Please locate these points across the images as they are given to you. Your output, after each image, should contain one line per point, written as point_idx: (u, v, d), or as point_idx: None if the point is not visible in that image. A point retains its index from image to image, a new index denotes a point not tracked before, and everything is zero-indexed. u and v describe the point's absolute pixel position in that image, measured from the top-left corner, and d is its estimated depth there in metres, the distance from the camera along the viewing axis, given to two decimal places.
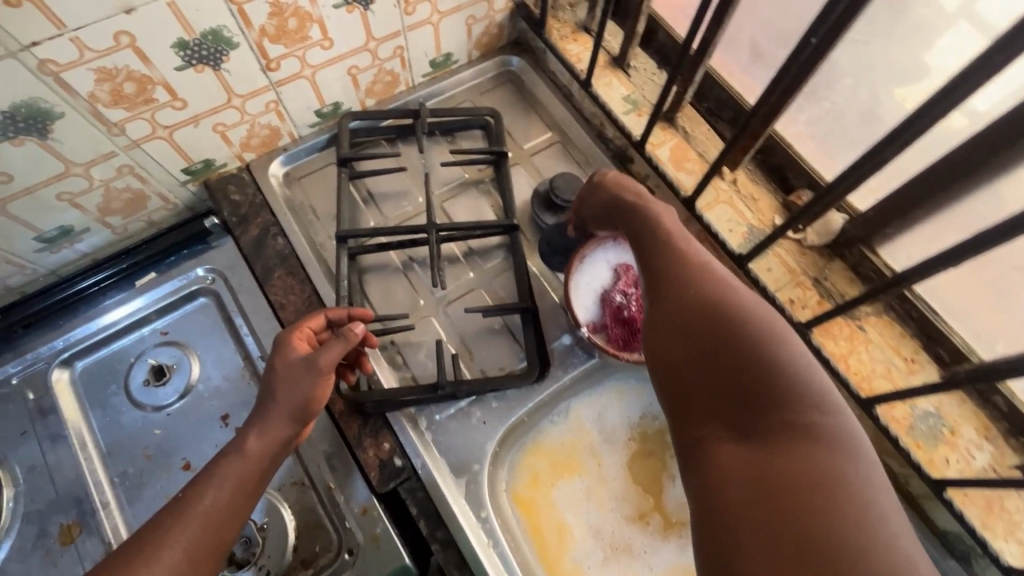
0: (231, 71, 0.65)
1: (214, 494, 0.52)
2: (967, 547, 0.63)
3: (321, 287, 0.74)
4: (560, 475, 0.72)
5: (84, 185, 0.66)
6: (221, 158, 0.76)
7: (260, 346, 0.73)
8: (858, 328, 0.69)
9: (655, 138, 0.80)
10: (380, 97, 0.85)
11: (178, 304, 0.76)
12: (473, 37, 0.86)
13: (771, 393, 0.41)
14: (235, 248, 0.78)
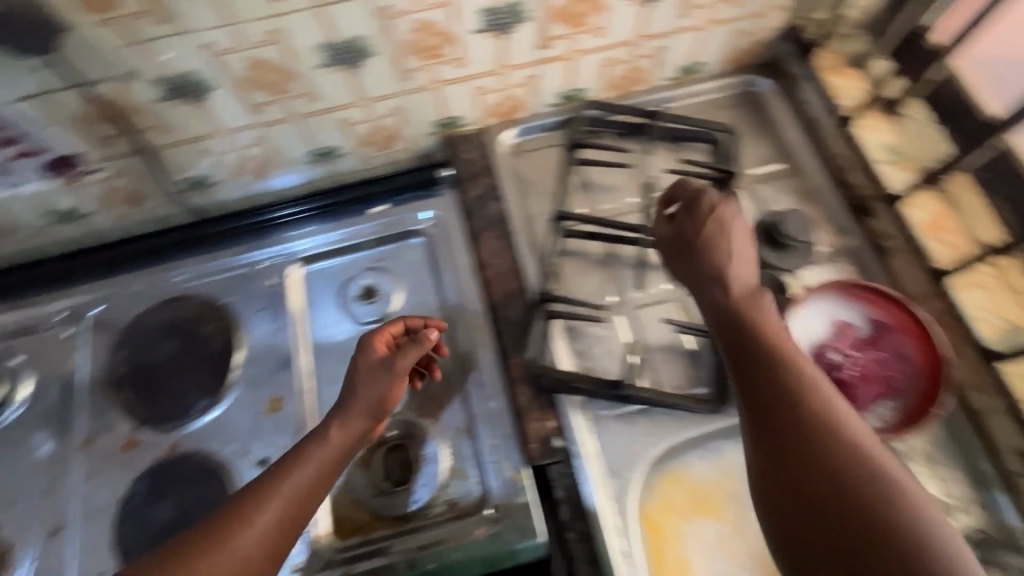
0: (511, 41, 0.79)
1: (308, 470, 0.65)
2: None
3: (527, 255, 0.86)
4: (697, 512, 0.73)
5: (294, 146, 0.87)
6: (466, 117, 0.90)
7: (451, 292, 0.88)
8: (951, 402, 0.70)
9: (915, 195, 0.80)
10: (611, 92, 0.94)
11: (393, 238, 0.93)
12: (614, 78, 0.91)
13: (849, 496, 0.46)
14: (454, 202, 0.93)
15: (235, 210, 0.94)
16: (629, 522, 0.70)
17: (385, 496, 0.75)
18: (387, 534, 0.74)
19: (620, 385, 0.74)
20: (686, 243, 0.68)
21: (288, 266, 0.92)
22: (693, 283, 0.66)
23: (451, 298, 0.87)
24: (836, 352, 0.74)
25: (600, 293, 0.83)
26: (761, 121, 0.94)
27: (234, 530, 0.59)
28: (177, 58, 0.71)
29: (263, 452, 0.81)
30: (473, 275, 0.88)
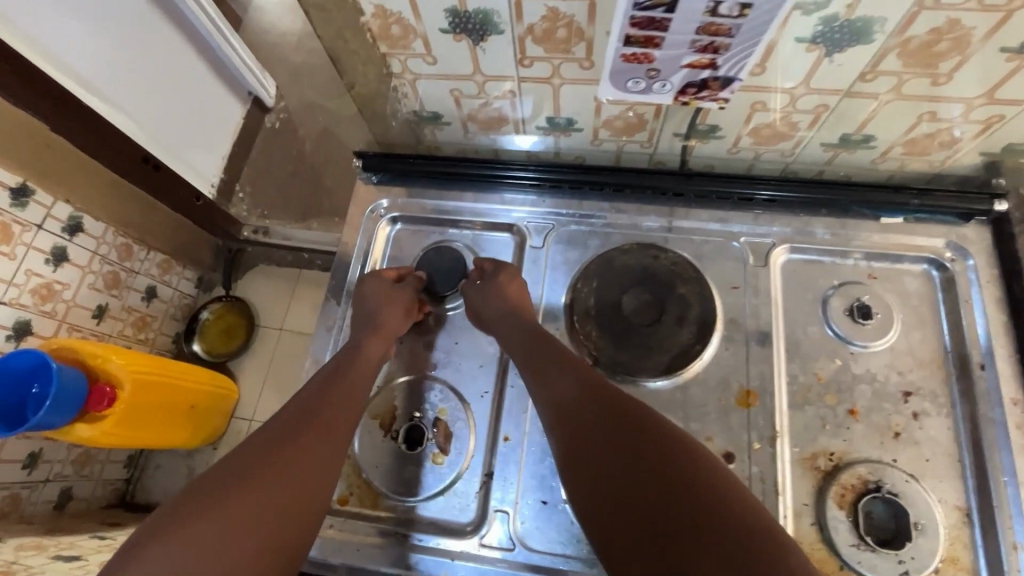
0: (830, 64, 0.58)
1: (342, 401, 0.63)
2: None
3: (833, 340, 0.67)
4: None
5: (474, 92, 0.72)
6: (725, 133, 0.72)
7: (791, 338, 0.68)
8: None
9: None
10: (911, 154, 0.70)
11: (704, 214, 0.76)
12: (913, 132, 0.66)
13: (663, 461, 0.51)
14: (841, 208, 0.73)
15: (510, 180, 0.80)
16: None
17: None
18: None
19: None
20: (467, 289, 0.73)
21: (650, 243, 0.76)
22: (530, 349, 0.66)
23: (831, 354, 0.67)
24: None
25: None
26: None
27: (275, 459, 0.55)
28: None
29: (541, 492, 0.65)
30: (784, 327, 0.68)
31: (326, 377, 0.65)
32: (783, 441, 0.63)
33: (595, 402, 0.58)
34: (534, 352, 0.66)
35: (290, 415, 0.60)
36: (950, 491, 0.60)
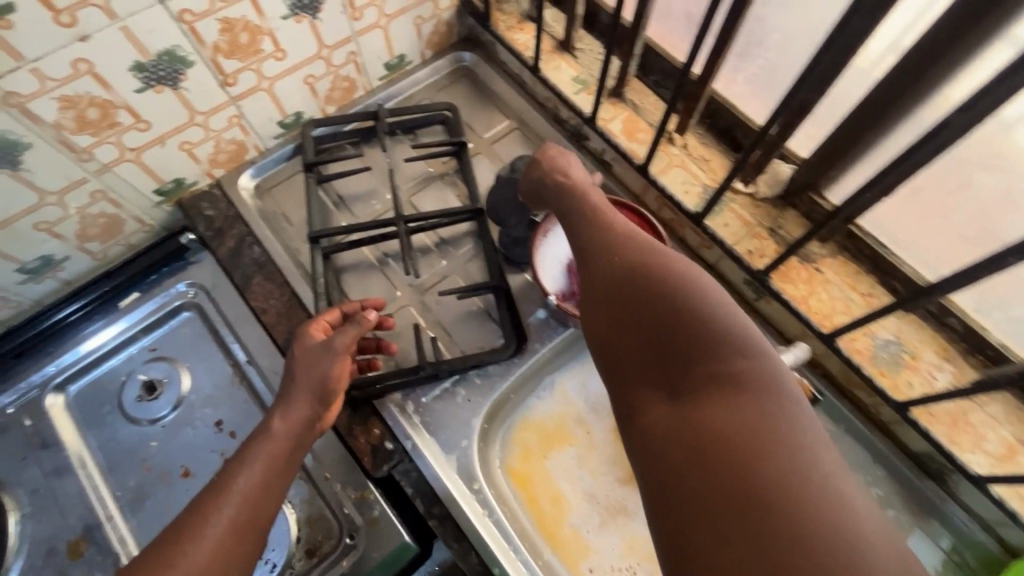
0: (322, 21, 0.74)
1: (246, 476, 0.55)
2: (939, 465, 0.65)
3: (298, 288, 0.75)
4: (551, 446, 0.81)
5: (200, 135, 0.75)
6: (192, 176, 0.79)
7: (247, 351, 0.74)
8: (816, 270, 0.71)
9: (606, 113, 0.82)
10: (340, 104, 0.88)
11: (164, 321, 0.77)
12: (320, 94, 0.83)
13: (656, 283, 0.48)
14: (213, 262, 0.79)
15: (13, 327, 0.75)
16: (483, 489, 0.67)
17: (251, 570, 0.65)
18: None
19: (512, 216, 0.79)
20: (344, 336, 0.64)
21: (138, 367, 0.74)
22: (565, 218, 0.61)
23: (257, 360, 0.74)
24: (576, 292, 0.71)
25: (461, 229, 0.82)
26: (480, 97, 0.93)
27: (187, 535, 0.51)
28: (100, 57, 0.59)
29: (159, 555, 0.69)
30: (266, 337, 0.74)
31: (569, 193, 0.62)
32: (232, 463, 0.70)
33: (594, 273, 0.53)
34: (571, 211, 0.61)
35: (579, 225, 0.58)
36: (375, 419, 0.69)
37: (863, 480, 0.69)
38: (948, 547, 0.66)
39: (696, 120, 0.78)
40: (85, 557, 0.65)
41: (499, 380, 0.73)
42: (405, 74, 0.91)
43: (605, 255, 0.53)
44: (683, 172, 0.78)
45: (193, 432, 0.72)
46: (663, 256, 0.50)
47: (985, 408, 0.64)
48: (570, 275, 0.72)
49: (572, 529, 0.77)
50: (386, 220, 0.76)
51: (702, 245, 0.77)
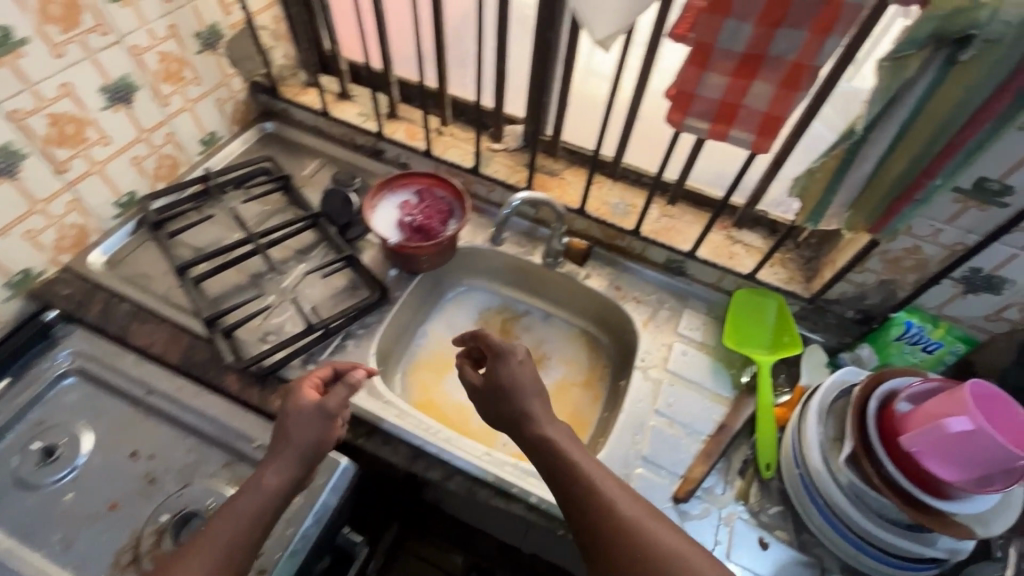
0: (137, 108, 0.91)
1: (230, 523, 0.63)
2: (677, 261, 0.99)
3: (175, 317, 0.86)
4: (441, 373, 1.00)
5: (42, 222, 0.84)
6: (38, 265, 0.86)
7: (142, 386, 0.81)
8: (561, 178, 1.05)
9: (390, 129, 1.11)
10: (168, 180, 1.03)
11: (45, 394, 0.80)
12: (148, 172, 0.98)
13: (620, 533, 0.60)
14: (83, 330, 0.85)
15: None
16: (393, 399, 0.83)
17: None
18: None
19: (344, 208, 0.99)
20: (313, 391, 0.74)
21: (30, 441, 0.76)
22: (507, 412, 0.74)
23: (156, 388, 0.81)
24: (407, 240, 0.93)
25: (307, 238, 1.00)
26: (290, 149, 1.16)
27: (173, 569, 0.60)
28: None
29: None
30: (159, 367, 0.82)
31: (542, 445, 0.69)
32: (159, 478, 0.74)
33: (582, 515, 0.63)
34: (506, 407, 0.73)
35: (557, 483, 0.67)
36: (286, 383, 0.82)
37: (644, 294, 1.00)
38: (706, 311, 0.99)
39: (451, 115, 1.11)
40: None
41: (377, 325, 0.92)
42: (220, 148, 1.10)
43: (592, 496, 0.63)
44: (457, 149, 1.08)
45: (110, 470, 0.75)
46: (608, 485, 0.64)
47: (684, 218, 1.02)
48: (401, 229, 0.94)
49: (480, 423, 0.95)
50: (240, 240, 0.92)
51: (489, 190, 1.07)
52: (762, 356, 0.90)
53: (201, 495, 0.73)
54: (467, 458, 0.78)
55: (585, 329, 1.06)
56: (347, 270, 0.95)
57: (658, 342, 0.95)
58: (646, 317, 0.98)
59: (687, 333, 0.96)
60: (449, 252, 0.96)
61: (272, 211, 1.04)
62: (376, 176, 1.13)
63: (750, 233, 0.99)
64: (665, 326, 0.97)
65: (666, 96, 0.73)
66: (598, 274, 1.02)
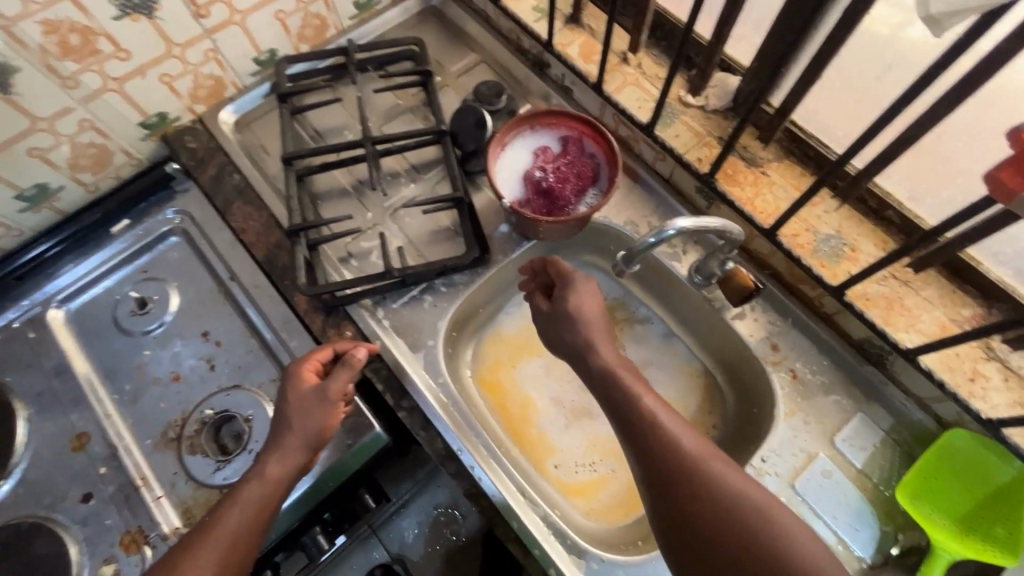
0: None
1: (233, 515, 0.58)
2: (878, 349, 0.68)
3: (273, 208, 0.81)
4: (520, 357, 0.84)
5: (178, 68, 0.80)
6: (174, 110, 0.84)
7: (229, 269, 0.80)
8: (762, 173, 0.74)
9: (564, 39, 0.86)
10: (313, 43, 0.92)
11: (153, 246, 0.83)
12: (292, 31, 0.88)
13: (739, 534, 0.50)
14: (197, 192, 0.85)
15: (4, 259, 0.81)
16: (448, 383, 0.73)
17: (227, 464, 0.70)
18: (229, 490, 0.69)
19: (475, 134, 0.81)
20: (309, 373, 0.66)
21: (132, 286, 0.81)
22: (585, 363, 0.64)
23: (239, 277, 0.79)
24: (527, 202, 0.75)
25: (427, 154, 0.86)
26: (448, 32, 0.97)
27: (180, 565, 0.55)
28: None
29: None
30: (247, 255, 0.80)
31: (605, 381, 0.62)
32: (217, 368, 0.76)
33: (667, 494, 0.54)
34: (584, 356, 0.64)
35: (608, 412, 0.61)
36: (352, 321, 0.76)
37: (809, 369, 0.72)
38: (888, 428, 0.70)
39: (647, 40, 0.81)
40: (87, 450, 0.72)
41: (463, 288, 0.78)
42: (375, 15, 0.95)
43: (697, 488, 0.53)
44: (635, 91, 0.81)
45: (182, 342, 0.77)
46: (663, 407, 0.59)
47: (920, 292, 0.68)
48: (525, 184, 0.76)
49: (540, 431, 0.80)
50: (354, 142, 0.80)
51: (656, 158, 0.80)
52: (940, 532, 0.62)
53: (243, 402, 0.74)
54: (502, 491, 0.67)
55: (711, 371, 0.81)
56: (454, 211, 0.81)
57: (796, 442, 0.69)
58: (796, 403, 0.71)
59: (845, 448, 0.69)
60: (575, 231, 0.76)
61: (404, 109, 0.91)
62: (531, 97, 0.91)
63: (1020, 354, 0.64)
64: (817, 425, 0.70)
65: (1009, 138, 0.41)
66: (756, 319, 0.75)
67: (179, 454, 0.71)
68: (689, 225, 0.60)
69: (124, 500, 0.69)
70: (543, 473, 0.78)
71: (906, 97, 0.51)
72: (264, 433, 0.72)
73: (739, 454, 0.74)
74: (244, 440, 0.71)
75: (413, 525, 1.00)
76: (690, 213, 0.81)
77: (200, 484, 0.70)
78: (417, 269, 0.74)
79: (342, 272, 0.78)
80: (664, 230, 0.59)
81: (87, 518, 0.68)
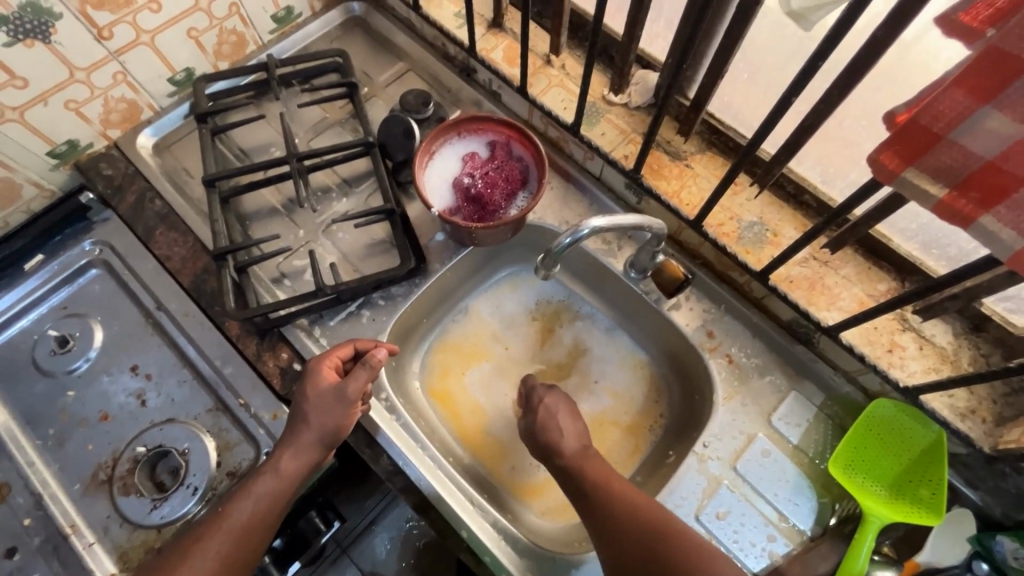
0: None
1: (246, 506, 0.60)
2: (805, 329, 0.71)
3: (199, 232, 0.78)
4: (468, 362, 0.83)
5: (85, 93, 0.76)
6: (85, 137, 0.81)
7: (155, 299, 0.77)
8: (686, 166, 0.76)
9: (487, 44, 0.86)
10: (232, 59, 0.90)
11: (72, 279, 0.79)
12: (208, 49, 0.85)
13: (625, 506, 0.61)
14: (117, 220, 0.82)
15: None
16: (392, 398, 0.72)
17: (165, 501, 0.68)
18: (168, 529, 0.67)
19: (403, 144, 0.80)
20: (328, 371, 0.66)
21: (50, 324, 0.77)
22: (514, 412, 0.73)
23: (166, 306, 0.76)
24: (456, 211, 0.75)
25: (357, 166, 0.85)
26: (373, 42, 0.96)
27: (192, 549, 0.58)
28: None
29: None
30: (173, 283, 0.77)
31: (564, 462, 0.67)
32: (148, 402, 0.73)
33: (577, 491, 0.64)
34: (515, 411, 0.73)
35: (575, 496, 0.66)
36: (288, 342, 0.74)
37: (744, 353, 0.75)
38: (821, 403, 0.72)
39: (568, 41, 0.82)
40: (9, 502, 0.68)
41: (402, 300, 0.78)
42: (297, 27, 0.94)
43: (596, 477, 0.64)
44: (560, 92, 0.82)
45: (109, 379, 0.74)
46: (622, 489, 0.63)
47: (839, 271, 0.71)
48: (455, 192, 0.76)
49: (492, 434, 0.80)
50: (279, 159, 0.79)
51: (586, 157, 0.81)
52: (872, 499, 0.65)
53: (177, 435, 0.71)
54: (448, 498, 0.67)
55: (655, 361, 0.83)
56: (387, 222, 0.80)
57: (736, 425, 0.71)
58: (734, 388, 0.73)
59: (782, 427, 0.71)
60: (508, 235, 0.76)
61: (332, 121, 0.89)
62: (460, 103, 0.91)
63: (933, 323, 0.68)
64: (756, 407, 0.72)
65: (885, 122, 0.43)
66: (691, 308, 0.77)
67: (113, 492, 0.68)
68: (602, 224, 0.61)
69: (51, 551, 0.66)
70: (496, 477, 0.77)
71: (800, 87, 0.53)
72: (201, 465, 0.69)
73: (683, 442, 0.76)
74: (181, 476, 0.69)
75: (386, 541, 0.99)
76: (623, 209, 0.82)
77: (136, 525, 0.67)
78: (350, 286, 0.73)
79: (275, 292, 0.77)
80: (579, 230, 0.60)
81: (13, 574, 0.65)
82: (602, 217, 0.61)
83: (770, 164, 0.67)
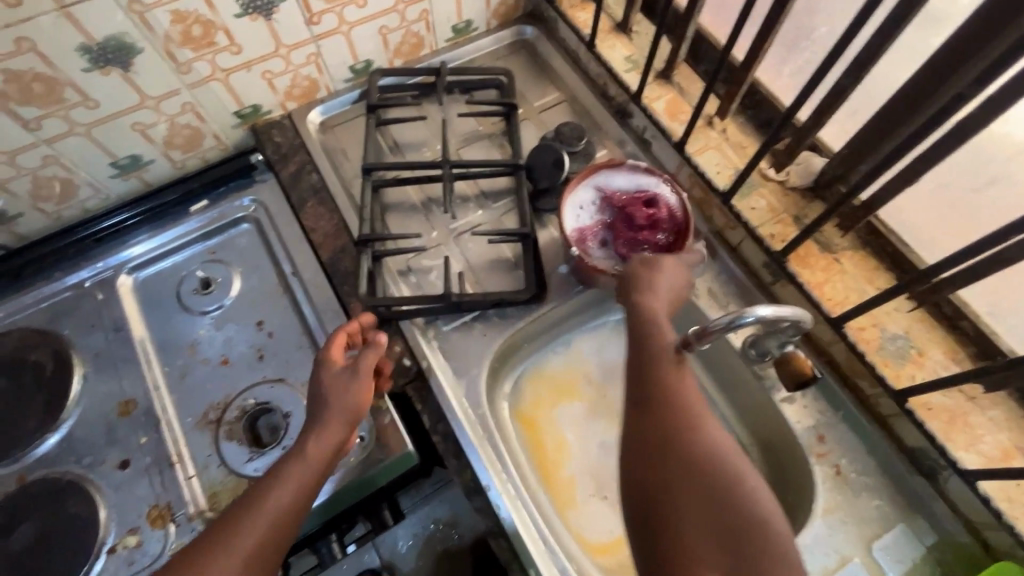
0: None
1: (279, 491, 0.58)
2: (932, 462, 0.66)
3: (346, 214, 0.83)
4: (561, 398, 0.83)
5: (280, 67, 0.83)
6: (268, 105, 0.88)
7: (293, 265, 0.82)
8: (834, 260, 0.73)
9: (652, 93, 0.87)
10: (407, 58, 0.95)
11: (224, 229, 0.86)
12: (391, 46, 0.91)
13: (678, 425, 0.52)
14: (276, 184, 0.89)
15: (84, 220, 0.85)
16: (486, 416, 0.73)
17: (261, 456, 0.71)
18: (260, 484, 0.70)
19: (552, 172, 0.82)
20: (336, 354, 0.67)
21: (199, 265, 0.84)
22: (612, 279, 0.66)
23: (300, 273, 0.81)
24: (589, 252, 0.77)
25: (499, 181, 0.87)
26: (536, 66, 0.99)
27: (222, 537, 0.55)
28: None
29: None
30: (312, 254, 0.82)
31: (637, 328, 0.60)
32: (265, 360, 0.78)
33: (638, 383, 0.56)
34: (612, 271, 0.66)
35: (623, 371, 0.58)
36: (401, 336, 0.77)
37: (854, 468, 0.70)
38: (930, 544, 0.67)
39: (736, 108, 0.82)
40: (131, 417, 0.74)
41: (515, 322, 0.79)
42: (469, 40, 0.98)
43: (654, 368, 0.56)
44: (716, 155, 0.81)
45: (236, 328, 0.79)
46: (691, 411, 0.53)
47: (985, 412, 0.66)
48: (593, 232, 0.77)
49: (569, 475, 0.79)
50: (433, 162, 0.82)
51: (726, 226, 0.80)
52: None
53: (284, 396, 0.75)
54: (523, 534, 0.67)
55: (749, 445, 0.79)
56: (518, 244, 0.82)
57: (832, 541, 0.67)
58: (836, 502, 0.69)
59: (882, 559, 0.66)
60: None
61: (483, 134, 0.92)
62: (607, 141, 0.91)
63: None
64: (857, 529, 0.67)
65: None
66: (805, 406, 0.73)
67: (219, 439, 0.73)
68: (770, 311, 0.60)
69: (157, 473, 0.71)
70: (563, 521, 0.76)
71: None
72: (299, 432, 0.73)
73: None
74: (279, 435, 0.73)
75: (408, 535, 0.82)
76: (754, 286, 0.79)
77: (231, 471, 0.71)
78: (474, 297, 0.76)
79: (400, 286, 0.80)
80: (746, 314, 0.58)
81: (121, 484, 0.70)
82: (768, 307, 0.60)
83: (936, 282, 0.64)
